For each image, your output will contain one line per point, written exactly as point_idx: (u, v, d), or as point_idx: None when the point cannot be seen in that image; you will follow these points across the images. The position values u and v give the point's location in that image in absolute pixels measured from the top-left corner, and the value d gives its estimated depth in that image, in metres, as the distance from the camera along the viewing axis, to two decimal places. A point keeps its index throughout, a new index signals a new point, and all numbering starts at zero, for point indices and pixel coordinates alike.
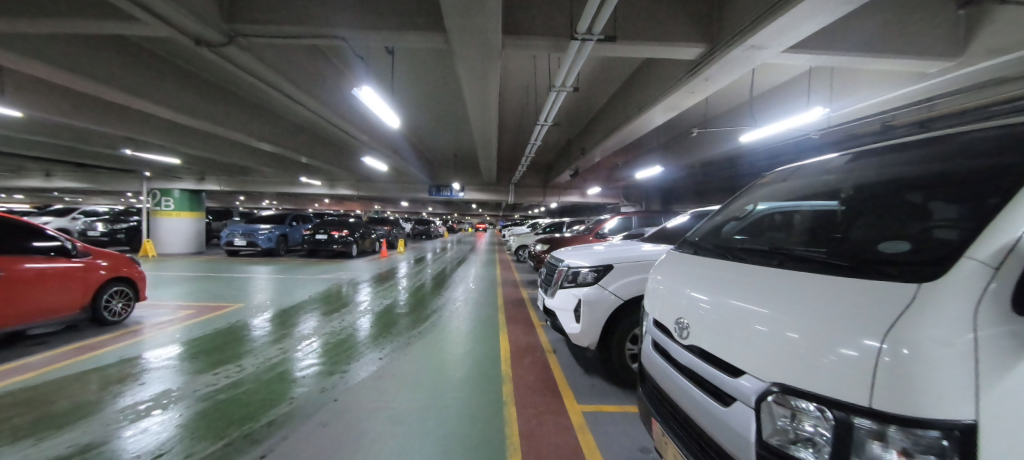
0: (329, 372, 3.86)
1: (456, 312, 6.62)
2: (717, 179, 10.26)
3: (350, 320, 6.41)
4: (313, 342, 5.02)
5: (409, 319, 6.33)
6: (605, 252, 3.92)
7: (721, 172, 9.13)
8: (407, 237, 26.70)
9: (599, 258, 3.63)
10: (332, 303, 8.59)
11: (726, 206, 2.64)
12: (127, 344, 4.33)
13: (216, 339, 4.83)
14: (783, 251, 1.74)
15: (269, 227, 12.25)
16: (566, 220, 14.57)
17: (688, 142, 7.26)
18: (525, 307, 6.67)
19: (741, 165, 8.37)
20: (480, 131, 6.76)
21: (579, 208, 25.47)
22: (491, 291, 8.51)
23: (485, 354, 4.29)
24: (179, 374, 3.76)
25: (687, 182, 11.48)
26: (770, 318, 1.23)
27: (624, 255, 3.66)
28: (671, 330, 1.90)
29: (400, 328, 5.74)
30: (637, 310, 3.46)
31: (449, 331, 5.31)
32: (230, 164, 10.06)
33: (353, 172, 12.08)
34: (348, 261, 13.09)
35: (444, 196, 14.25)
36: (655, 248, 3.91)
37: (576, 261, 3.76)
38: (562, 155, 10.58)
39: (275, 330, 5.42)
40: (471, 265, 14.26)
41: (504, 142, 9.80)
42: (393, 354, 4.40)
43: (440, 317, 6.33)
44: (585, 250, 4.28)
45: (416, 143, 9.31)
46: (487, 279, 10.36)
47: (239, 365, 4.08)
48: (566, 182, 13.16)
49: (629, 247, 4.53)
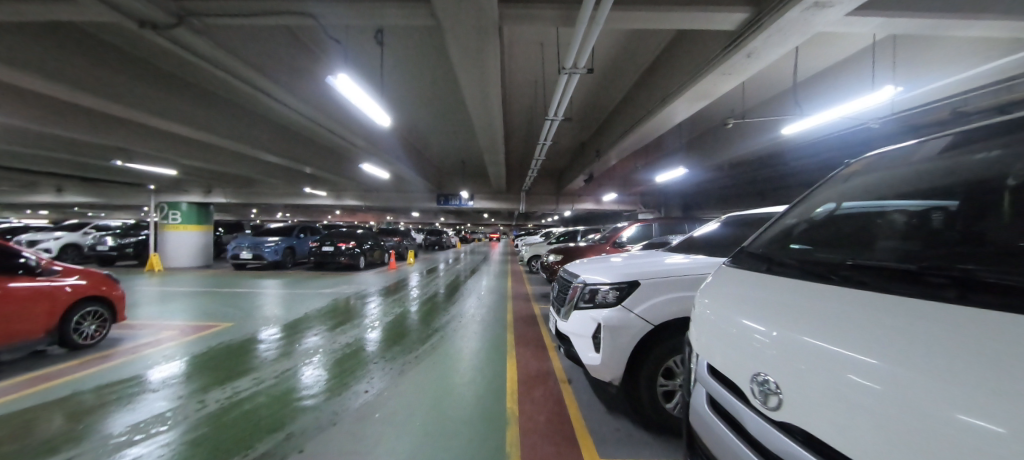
0: (335, 390, 3.62)
1: (470, 326, 6.23)
2: (745, 181, 9.41)
3: (357, 335, 6.11)
4: (319, 356, 4.77)
5: (418, 333, 6.01)
6: (628, 265, 3.29)
7: (750, 173, 8.31)
8: (419, 248, 26.48)
9: (622, 273, 3.01)
10: (340, 316, 8.24)
11: (792, 208, 1.97)
12: (117, 364, 4.14)
13: (220, 357, 4.62)
14: (943, 263, 1.04)
15: (276, 239, 12.08)
16: (581, 228, 13.89)
17: (716, 138, 6.57)
18: (540, 325, 6.03)
19: (774, 165, 7.57)
20: (485, 131, 6.34)
21: (594, 216, 24.66)
22: (505, 303, 8.05)
23: (493, 379, 3.81)
24: (180, 393, 3.59)
25: (711, 185, 10.64)
26: (886, 370, 0.80)
27: (652, 269, 3.01)
28: (749, 392, 1.17)
29: (409, 342, 5.45)
30: (672, 338, 2.78)
31: (461, 346, 4.97)
32: (234, 175, 9.95)
33: (359, 181, 11.80)
34: (356, 273, 12.76)
35: (452, 205, 13.83)
36: (690, 261, 3.24)
37: (595, 277, 3.14)
38: (574, 159, 10.02)
39: (282, 346, 5.17)
40: (482, 276, 13.70)
41: (512, 145, 9.35)
42: (402, 371, 4.12)
43: (454, 331, 5.96)
44: (604, 264, 3.66)
45: (421, 148, 8.96)
46: (498, 291, 9.81)
47: (246, 381, 3.91)
48: (579, 188, 12.51)
49: (655, 259, 3.87)
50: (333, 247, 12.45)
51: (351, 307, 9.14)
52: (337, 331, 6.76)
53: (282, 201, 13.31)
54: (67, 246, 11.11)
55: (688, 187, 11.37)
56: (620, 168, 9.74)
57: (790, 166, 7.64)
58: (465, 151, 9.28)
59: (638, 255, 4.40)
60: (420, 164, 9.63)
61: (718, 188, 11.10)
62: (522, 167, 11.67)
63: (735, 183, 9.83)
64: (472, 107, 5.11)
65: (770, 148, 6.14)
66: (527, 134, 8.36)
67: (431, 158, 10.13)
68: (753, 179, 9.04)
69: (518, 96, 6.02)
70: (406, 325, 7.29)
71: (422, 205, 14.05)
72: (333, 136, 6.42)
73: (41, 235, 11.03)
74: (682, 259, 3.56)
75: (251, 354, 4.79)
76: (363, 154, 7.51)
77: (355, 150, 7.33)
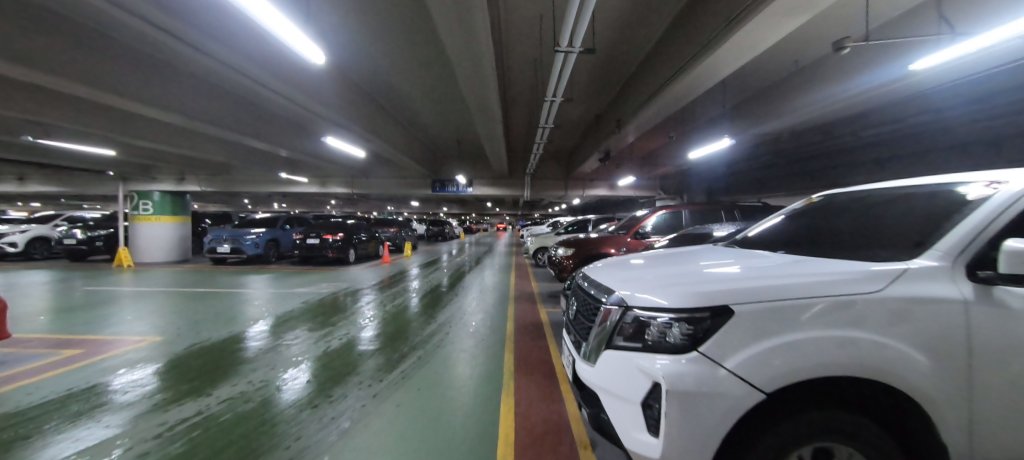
0: (320, 407, 2.96)
1: (472, 331, 5.08)
2: (789, 156, 7.93)
3: (351, 334, 5.43)
4: (306, 362, 4.11)
5: (419, 332, 5.30)
6: (694, 275, 1.96)
7: (803, 144, 6.82)
8: (422, 240, 25.40)
9: (688, 292, 1.70)
10: (325, 313, 7.25)
11: None
12: (35, 381, 3.38)
13: (162, 372, 3.75)
14: None
15: (259, 232, 11.01)
16: (593, 217, 12.54)
17: (781, 95, 5.15)
18: (554, 338, 4.74)
19: (838, 131, 6.08)
20: (467, 81, 5.07)
21: (607, 204, 23.02)
22: (510, 304, 6.87)
23: (489, 419, 2.81)
24: (148, 403, 3.02)
25: (747, 163, 9.11)
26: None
27: (742, 282, 1.69)
28: None
29: (408, 344, 4.75)
30: (792, 413, 1.49)
31: (466, 354, 4.20)
32: (204, 158, 8.94)
33: (344, 163, 10.62)
34: (346, 268, 11.69)
35: (449, 192, 12.64)
36: (797, 265, 1.90)
37: (639, 296, 1.84)
38: (587, 135, 8.63)
39: (236, 359, 4.17)
40: (486, 270, 12.54)
41: (513, 117, 8.02)
42: (400, 383, 3.42)
43: (451, 337, 4.83)
44: (643, 270, 2.37)
45: (407, 118, 7.71)
46: (502, 288, 8.75)
47: (221, 390, 3.29)
48: (591, 171, 11.09)
49: (718, 262, 2.52)
50: (319, 239, 11.30)
51: (338, 304, 8.09)
52: (314, 330, 5.74)
53: (266, 189, 12.29)
54: (33, 239, 10.27)
55: (716, 166, 9.88)
56: (640, 144, 8.30)
57: (857, 133, 6.14)
58: (459, 124, 8.06)
59: (682, 253, 3.07)
60: (401, 140, 8.37)
61: (753, 166, 9.56)
62: (526, 147, 10.35)
63: (776, 158, 8.31)
64: (448, 37, 3.87)
65: (845, 100, 4.73)
66: (530, 100, 7.06)
67: (421, 134, 8.90)
68: (802, 152, 7.53)
69: (519, 36, 4.70)
70: (404, 321, 6.55)
71: (417, 192, 12.86)
72: (308, 103, 5.49)
73: (4, 227, 10.17)
74: (770, 260, 2.22)
75: (194, 371, 3.80)
76: (340, 122, 6.33)
77: (331, 118, 6.15)
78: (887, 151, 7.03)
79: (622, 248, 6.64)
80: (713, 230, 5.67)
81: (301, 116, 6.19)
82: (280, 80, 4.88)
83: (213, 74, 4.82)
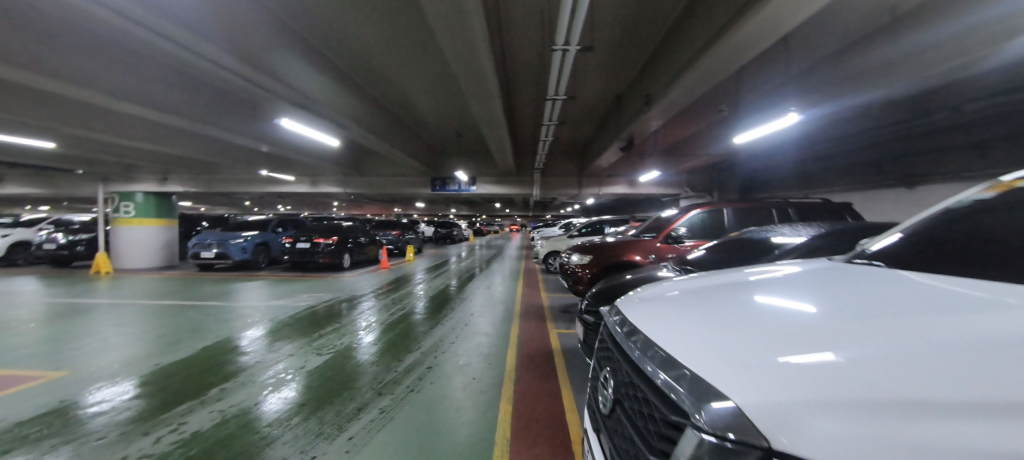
0: (284, 451, 2.32)
1: (463, 363, 3.84)
2: (852, 136, 6.51)
3: (351, 339, 4.87)
4: (293, 374, 3.56)
5: (422, 342, 4.64)
6: (837, 342, 0.88)
7: (878, 116, 5.40)
8: (431, 242, 24.49)
9: (865, 412, 0.64)
10: (315, 320, 6.52)
11: None
12: None
13: (148, 384, 3.36)
14: None
15: (247, 236, 10.24)
16: (608, 218, 11.35)
17: (864, 49, 3.93)
18: (568, 377, 3.55)
19: (935, 94, 4.66)
20: (449, 38, 3.99)
21: (626, 203, 21.48)
22: (516, 322, 5.61)
23: None
24: (107, 427, 2.56)
25: (796, 146, 7.67)
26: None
27: (985, 394, 0.59)
28: None
29: (408, 357, 4.08)
30: None
31: (468, 378, 3.47)
32: (178, 152, 8.24)
33: (332, 156, 9.77)
34: (340, 274, 10.77)
35: (450, 191, 11.73)
36: (981, 319, 0.84)
37: (761, 404, 0.75)
38: (604, 120, 7.41)
39: (158, 395, 3.11)
40: (493, 275, 11.50)
41: (518, 96, 6.91)
42: (386, 417, 2.75)
43: (435, 372, 3.61)
44: (683, 325, 1.28)
45: (393, 99, 6.74)
46: (510, 296, 7.83)
47: (189, 411, 2.80)
48: (607, 165, 9.88)
49: (817, 290, 1.42)
50: (310, 243, 10.41)
51: (332, 311, 7.30)
52: (275, 347, 4.62)
53: (255, 189, 11.59)
54: (16, 244, 9.80)
55: (754, 152, 8.48)
56: (666, 129, 7.00)
57: (960, 96, 4.70)
58: (459, 107, 7.22)
59: (741, 276, 1.94)
60: (386, 127, 7.38)
61: (803, 151, 8.09)
62: (534, 138, 9.31)
63: (837, 140, 6.85)
64: None
65: (958, 50, 3.51)
66: (540, 80, 6.16)
67: (413, 121, 7.96)
68: (874, 131, 6.09)
69: None
70: (408, 327, 5.93)
71: (414, 191, 11.93)
72: (275, 80, 4.74)
73: None
74: (874, 297, 1.16)
75: (174, 384, 3.34)
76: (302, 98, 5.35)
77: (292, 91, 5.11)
78: (993, 125, 5.51)
79: (650, 255, 5.40)
80: (775, 235, 4.07)
81: (250, 92, 5.24)
82: (211, 43, 3.91)
83: (127, 34, 3.84)
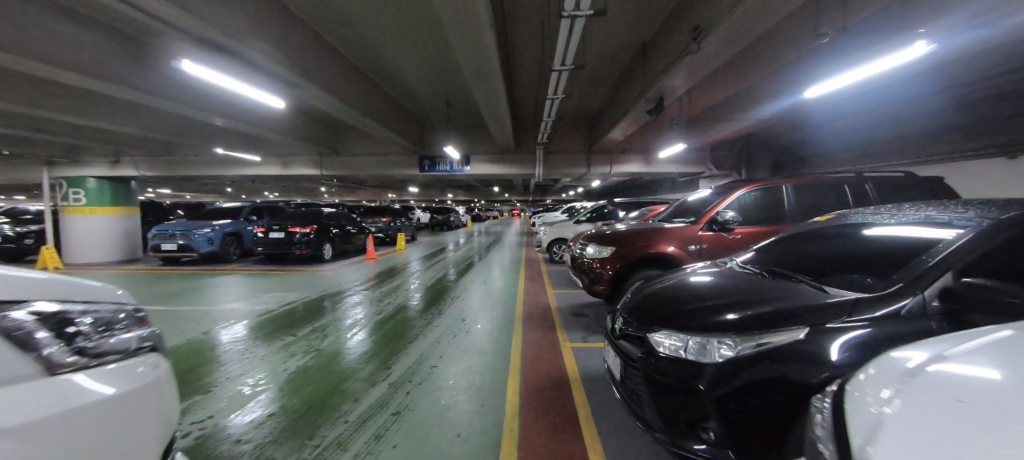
0: None
1: (445, 405, 2.77)
2: (932, 82, 5.23)
3: (325, 351, 3.94)
4: (230, 413, 2.64)
5: (406, 359, 3.67)
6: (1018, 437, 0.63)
7: (986, 50, 4.15)
8: (427, 228, 23.35)
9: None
10: (292, 317, 5.63)
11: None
12: None
13: None
14: None
15: (214, 227, 9.11)
16: (619, 202, 10.16)
17: None
18: (597, 435, 2.37)
19: None
20: None
21: (633, 184, 20.13)
22: (518, 331, 4.51)
23: None
24: None
25: (856, 101, 6.34)
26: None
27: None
28: None
29: (382, 386, 3.09)
30: None
31: (454, 431, 2.44)
32: (116, 128, 7.01)
33: (300, 130, 8.55)
34: (321, 266, 9.73)
35: (440, 172, 10.56)
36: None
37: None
38: (620, 83, 6.16)
39: None
40: (494, 265, 10.48)
41: (517, 52, 5.62)
42: None
43: (406, 422, 2.53)
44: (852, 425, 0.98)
45: (365, 58, 5.50)
46: (513, 291, 6.80)
47: None
48: (620, 140, 8.60)
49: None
50: (284, 234, 9.29)
51: (313, 307, 6.40)
52: (222, 362, 3.63)
53: (223, 172, 10.41)
54: None
55: (795, 117, 7.17)
56: (700, 86, 5.71)
57: None
58: (447, 68, 5.95)
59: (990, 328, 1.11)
60: (359, 93, 6.16)
61: (858, 109, 6.77)
62: (536, 106, 8.01)
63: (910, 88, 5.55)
64: None
65: None
66: (547, 23, 4.83)
67: (391, 85, 6.67)
68: (965, 70, 4.81)
69: None
70: (397, 326, 4.98)
71: (399, 172, 10.72)
72: (182, 26, 3.52)
73: None
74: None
75: None
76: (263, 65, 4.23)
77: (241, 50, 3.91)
78: None
79: (689, 245, 4.24)
80: (912, 219, 2.26)
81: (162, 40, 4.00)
82: None
83: None
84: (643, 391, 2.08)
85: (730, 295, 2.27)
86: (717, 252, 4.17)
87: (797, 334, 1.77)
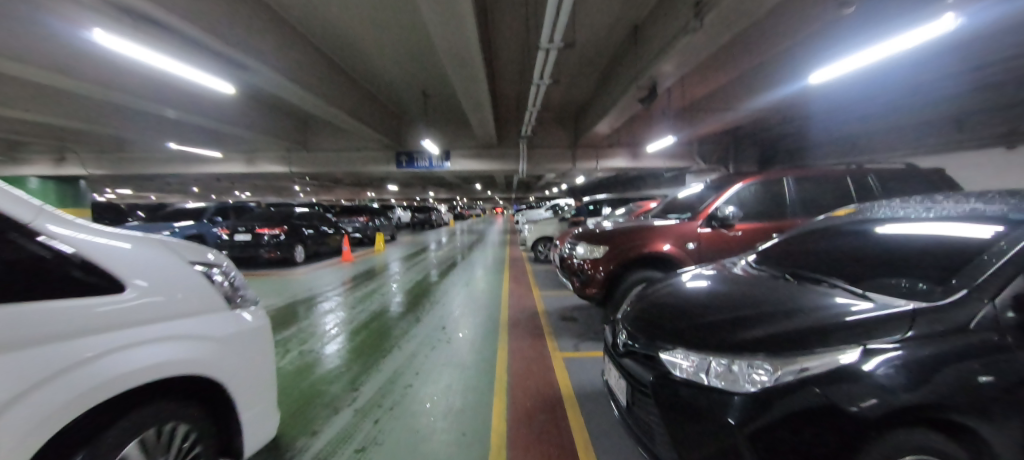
0: None
1: (419, 437, 2.34)
2: (921, 71, 5.12)
3: (285, 369, 3.44)
4: None
5: (379, 377, 3.22)
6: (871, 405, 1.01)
7: (986, 34, 3.97)
8: (410, 227, 22.64)
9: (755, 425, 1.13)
10: None
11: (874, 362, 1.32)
12: None
13: None
14: None
15: (167, 229, 8.26)
16: (606, 198, 9.89)
17: None
18: None
19: None
20: None
21: (620, 179, 19.99)
22: (504, 339, 4.13)
23: None
24: None
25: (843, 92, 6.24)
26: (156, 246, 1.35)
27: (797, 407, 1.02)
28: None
29: (347, 413, 2.63)
30: None
31: None
32: (47, 120, 6.22)
33: (265, 125, 7.93)
34: (292, 270, 9.08)
35: (420, 168, 10.06)
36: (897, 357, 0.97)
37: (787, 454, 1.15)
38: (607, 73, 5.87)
39: None
40: (480, 264, 10.06)
41: (499, 37, 5.21)
42: None
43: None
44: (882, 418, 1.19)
45: (329, 40, 4.96)
46: (501, 293, 6.40)
47: None
48: (607, 133, 8.30)
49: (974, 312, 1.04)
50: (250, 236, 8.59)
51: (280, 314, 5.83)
52: None
53: (181, 169, 9.58)
54: None
55: (782, 109, 7.05)
56: (693, 73, 5.43)
57: None
58: (422, 53, 5.46)
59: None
60: (327, 81, 5.65)
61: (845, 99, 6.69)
62: (519, 98, 7.60)
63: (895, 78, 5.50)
64: None
65: None
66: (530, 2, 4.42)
67: (361, 72, 6.13)
68: (960, 56, 4.67)
69: None
70: (373, 334, 4.51)
71: (375, 169, 10.21)
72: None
73: None
74: None
75: None
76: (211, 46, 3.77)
77: (184, 28, 3.45)
78: None
79: (687, 244, 3.90)
80: (950, 214, 1.92)
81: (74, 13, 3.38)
82: None
83: None
84: (656, 423, 1.71)
85: (748, 306, 1.93)
86: (716, 252, 3.87)
87: (841, 358, 1.39)
